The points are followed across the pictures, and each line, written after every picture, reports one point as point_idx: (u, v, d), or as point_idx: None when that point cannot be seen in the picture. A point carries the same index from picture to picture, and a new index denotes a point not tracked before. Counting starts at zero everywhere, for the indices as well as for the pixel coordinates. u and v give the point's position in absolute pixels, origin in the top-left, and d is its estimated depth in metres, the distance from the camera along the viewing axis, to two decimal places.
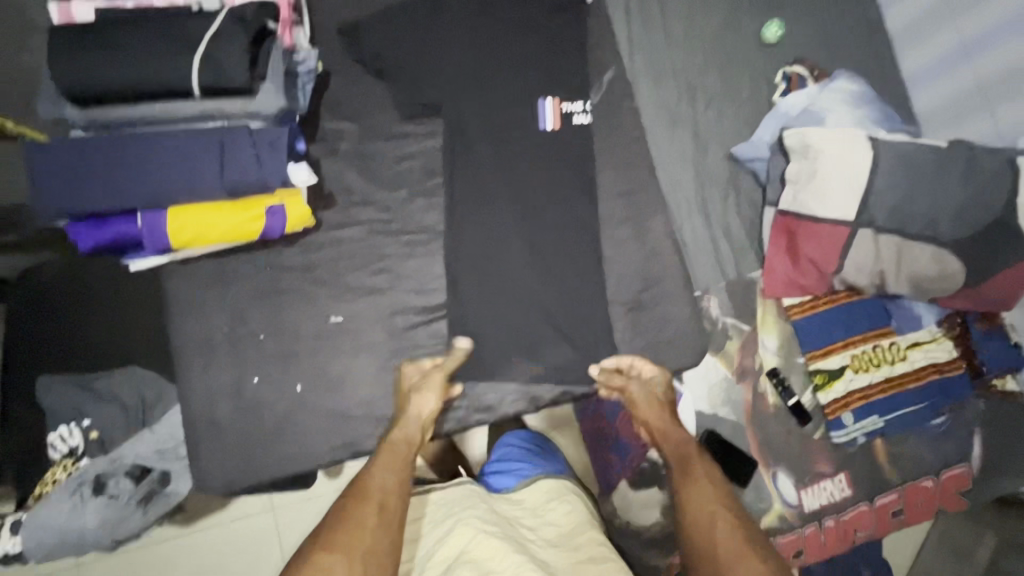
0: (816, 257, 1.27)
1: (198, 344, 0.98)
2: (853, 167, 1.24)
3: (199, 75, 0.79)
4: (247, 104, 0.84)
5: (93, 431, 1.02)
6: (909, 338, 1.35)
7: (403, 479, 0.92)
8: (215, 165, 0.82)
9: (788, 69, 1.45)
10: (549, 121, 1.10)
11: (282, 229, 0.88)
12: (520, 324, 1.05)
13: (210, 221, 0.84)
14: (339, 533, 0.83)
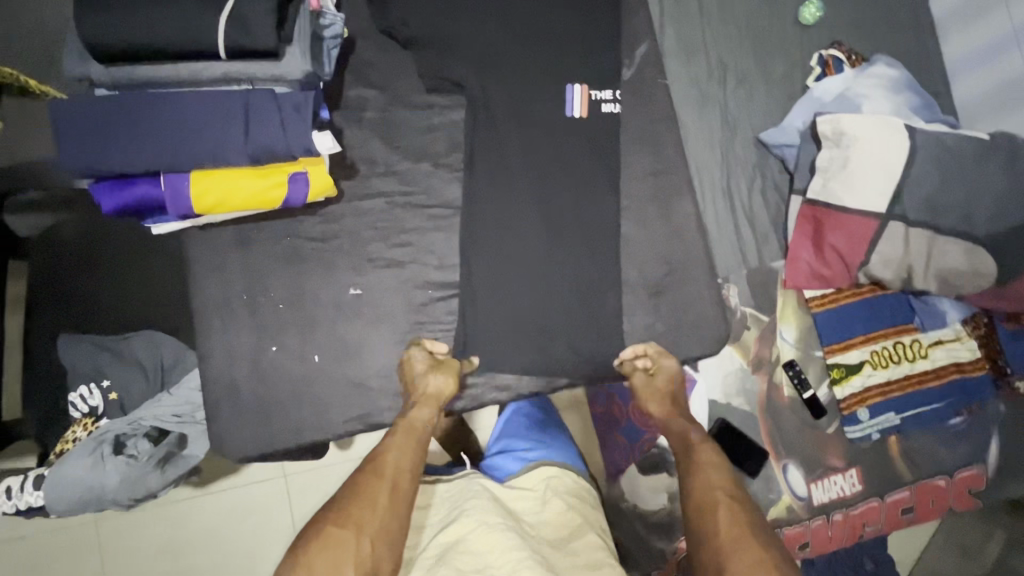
0: (841, 248, 1.23)
1: (217, 309, 0.99)
2: (887, 155, 1.19)
3: (227, 35, 0.77)
4: (273, 67, 0.82)
5: (112, 393, 1.04)
6: (932, 336, 1.33)
7: (413, 461, 0.93)
8: (241, 126, 0.81)
9: (823, 53, 1.40)
10: (577, 108, 1.06)
11: (304, 197, 0.88)
12: (539, 304, 1.04)
13: (236, 186, 0.84)
14: (353, 510, 0.84)
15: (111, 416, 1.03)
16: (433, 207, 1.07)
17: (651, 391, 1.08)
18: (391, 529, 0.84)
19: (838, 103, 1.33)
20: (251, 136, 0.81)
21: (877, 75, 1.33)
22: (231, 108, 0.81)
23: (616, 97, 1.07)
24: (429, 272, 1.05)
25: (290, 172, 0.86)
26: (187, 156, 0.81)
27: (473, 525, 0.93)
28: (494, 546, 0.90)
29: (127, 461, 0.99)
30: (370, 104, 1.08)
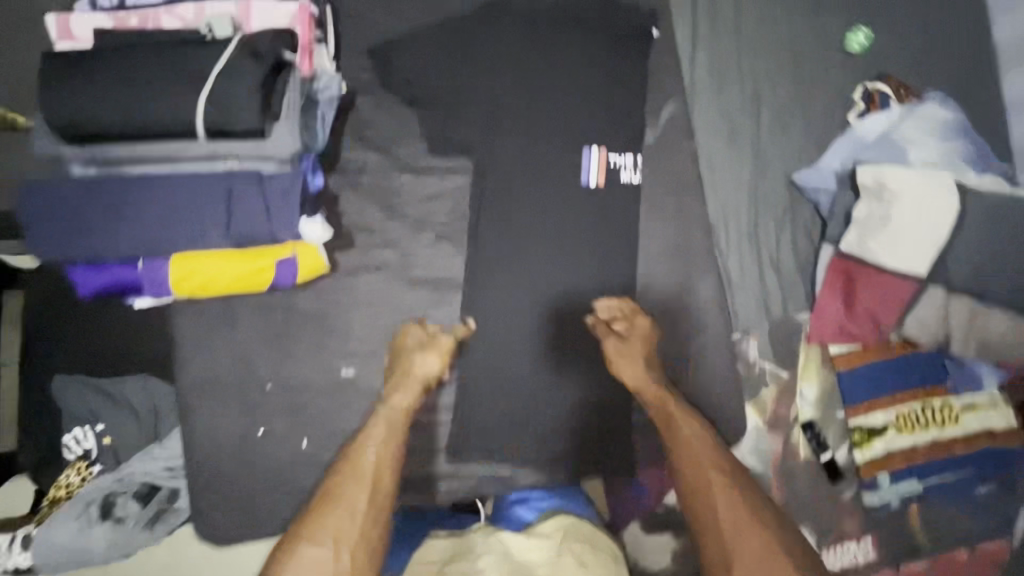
0: (872, 307, 1.18)
1: (211, 385, 0.99)
2: (932, 220, 1.10)
3: (206, 119, 0.83)
4: (259, 146, 0.88)
5: (106, 437, 1.02)
6: (965, 400, 1.25)
7: (391, 460, 0.89)
8: (224, 213, 0.88)
9: (869, 86, 1.28)
10: (593, 177, 1.03)
11: (294, 277, 0.94)
12: (534, 376, 1.03)
13: (220, 270, 0.90)
14: (324, 521, 0.81)
15: (104, 463, 1.01)
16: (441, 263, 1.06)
17: (628, 358, 1.02)
18: (369, 536, 0.82)
19: (880, 145, 1.23)
20: (234, 222, 0.88)
21: (925, 116, 1.23)
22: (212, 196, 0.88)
23: (636, 165, 1.06)
24: (432, 328, 1.04)
25: (279, 256, 0.92)
26: (169, 239, 0.88)
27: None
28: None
29: (114, 526, 0.96)
30: (370, 165, 1.07)
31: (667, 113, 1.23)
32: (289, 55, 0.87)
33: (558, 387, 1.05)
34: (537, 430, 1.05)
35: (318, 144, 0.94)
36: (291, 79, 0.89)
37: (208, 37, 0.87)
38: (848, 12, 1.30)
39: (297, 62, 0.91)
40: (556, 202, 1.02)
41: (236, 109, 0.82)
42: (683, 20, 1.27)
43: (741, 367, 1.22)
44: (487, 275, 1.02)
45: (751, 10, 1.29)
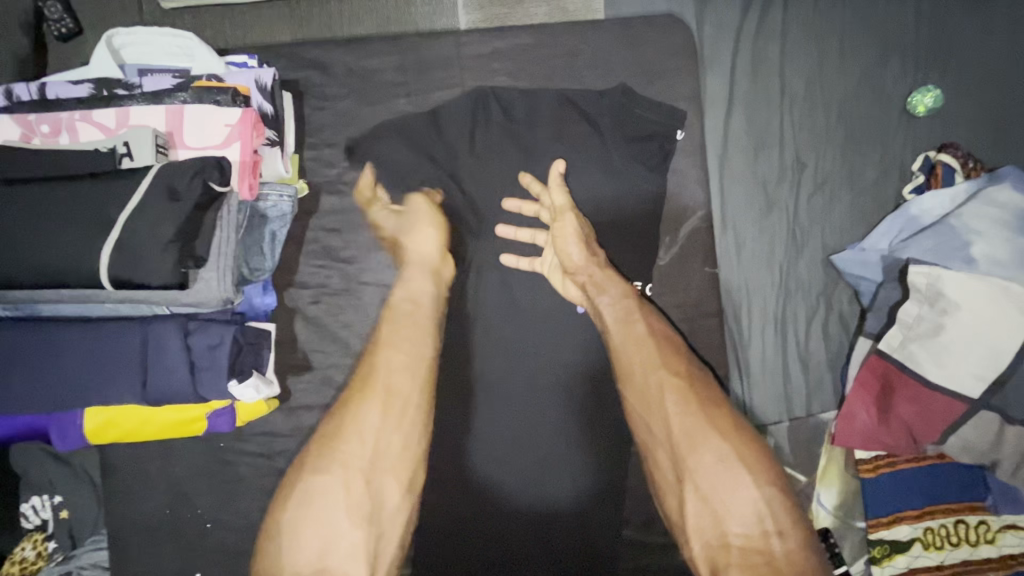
0: (912, 422, 1.00)
1: (171, 483, 0.99)
2: (994, 335, 0.95)
3: (109, 267, 0.77)
4: (184, 295, 0.81)
5: (63, 510, 0.96)
6: (1005, 519, 1.07)
7: (414, 376, 0.99)
8: (139, 373, 0.83)
9: (931, 156, 1.12)
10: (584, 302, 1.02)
11: (231, 423, 0.94)
12: (529, 430, 0.99)
13: (149, 415, 0.91)
14: (349, 446, 0.97)
15: (59, 541, 0.96)
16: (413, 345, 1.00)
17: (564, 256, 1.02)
18: (386, 455, 0.97)
19: (938, 230, 1.03)
20: (151, 381, 0.83)
21: (997, 200, 1.03)
22: (129, 354, 0.83)
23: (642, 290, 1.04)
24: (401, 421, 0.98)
25: (215, 406, 0.93)
26: (79, 393, 0.84)
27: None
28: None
29: None
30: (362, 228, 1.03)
31: (685, 233, 1.08)
32: (217, 186, 0.82)
33: (564, 346, 1.01)
34: (537, 379, 1.00)
35: (265, 271, 0.93)
36: (220, 214, 0.84)
37: (122, 161, 0.83)
38: (914, 70, 1.14)
39: (237, 187, 0.87)
40: (563, 308, 1.02)
41: (146, 264, 0.77)
42: (719, 78, 1.13)
43: None
44: (491, 367, 1.00)
45: (800, 66, 1.13)
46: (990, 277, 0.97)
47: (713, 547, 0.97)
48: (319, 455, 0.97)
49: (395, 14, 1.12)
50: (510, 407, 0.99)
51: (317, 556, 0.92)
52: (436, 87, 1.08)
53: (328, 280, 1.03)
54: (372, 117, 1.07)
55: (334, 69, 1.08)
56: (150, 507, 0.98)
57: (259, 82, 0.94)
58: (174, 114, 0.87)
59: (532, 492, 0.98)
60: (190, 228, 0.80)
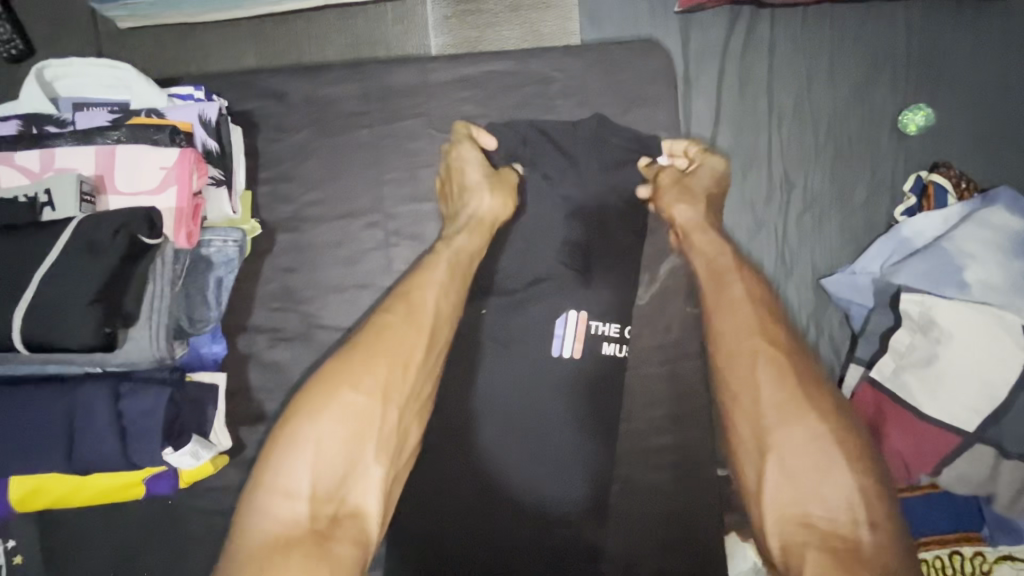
0: (907, 454, 0.96)
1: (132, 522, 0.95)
2: (990, 366, 0.91)
3: (26, 327, 0.73)
4: (113, 356, 0.78)
5: (18, 554, 0.94)
6: (1001, 551, 1.04)
7: (452, 316, 0.92)
8: (64, 436, 0.79)
9: (924, 176, 1.09)
10: (568, 350, 0.95)
11: (174, 486, 0.90)
12: (534, 425, 0.94)
13: (81, 481, 0.86)
14: (379, 356, 0.85)
15: None
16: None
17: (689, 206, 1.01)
18: (416, 357, 0.87)
19: (932, 253, 1.00)
20: (78, 451, 0.80)
21: (992, 223, 1.00)
22: (54, 415, 0.79)
23: (621, 334, 0.97)
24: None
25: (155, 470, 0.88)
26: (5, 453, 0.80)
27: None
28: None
29: None
30: (333, 253, 1.02)
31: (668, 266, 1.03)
32: (146, 238, 0.78)
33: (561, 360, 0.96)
34: (552, 381, 0.95)
35: (209, 322, 0.89)
36: (154, 267, 0.80)
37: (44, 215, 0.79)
38: (904, 88, 1.10)
39: (171, 236, 0.83)
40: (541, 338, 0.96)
41: (69, 326, 0.73)
42: (704, 98, 1.10)
43: None
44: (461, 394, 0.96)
45: (788, 85, 1.10)
46: (984, 305, 0.93)
47: (790, 523, 0.80)
48: (345, 359, 0.86)
49: (365, 31, 1.08)
50: (529, 419, 0.94)
51: (332, 470, 0.77)
52: (411, 110, 1.04)
53: (299, 308, 1.00)
54: (344, 140, 1.03)
55: (305, 91, 1.04)
56: (112, 548, 0.95)
57: (203, 118, 0.90)
58: (105, 156, 0.84)
59: (524, 525, 0.94)
60: (114, 284, 0.76)
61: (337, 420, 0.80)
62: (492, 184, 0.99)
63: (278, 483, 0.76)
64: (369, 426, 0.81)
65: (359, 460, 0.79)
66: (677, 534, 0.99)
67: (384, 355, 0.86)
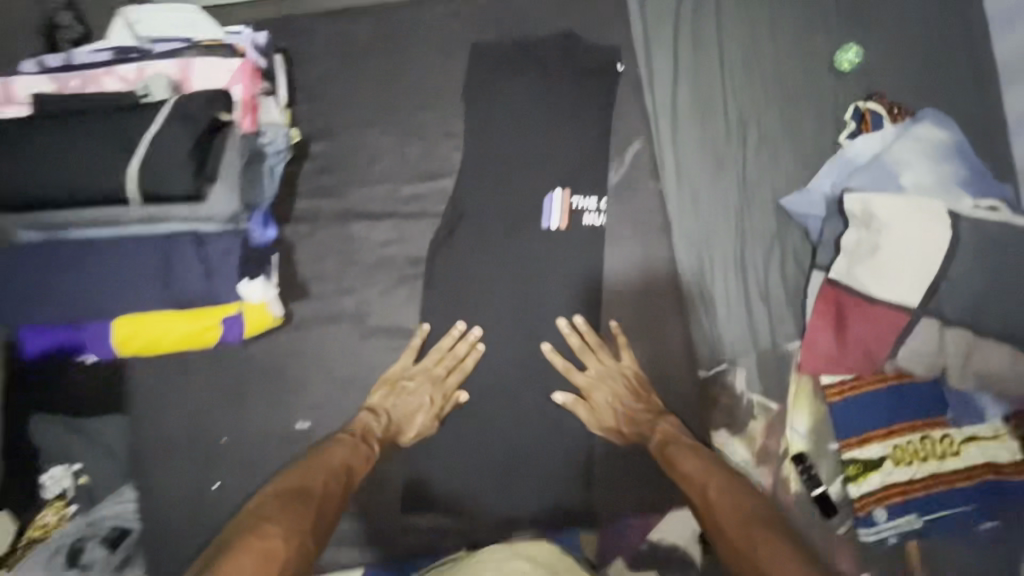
0: (866, 339, 1.10)
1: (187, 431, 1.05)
2: (929, 250, 1.05)
3: (137, 179, 0.86)
4: (197, 208, 0.91)
5: (83, 476, 1.01)
6: (965, 432, 1.18)
7: (365, 459, 1.01)
8: (162, 274, 0.93)
9: (860, 106, 1.23)
10: (554, 222, 1.13)
11: (240, 334, 1.02)
12: (515, 463, 1.06)
13: (168, 326, 0.98)
14: (313, 491, 0.91)
15: (80, 504, 1.00)
16: (400, 303, 1.11)
17: (604, 382, 1.07)
18: (326, 504, 0.91)
19: (872, 166, 1.15)
20: (171, 282, 0.93)
21: (920, 137, 1.16)
22: (151, 256, 0.93)
23: (598, 207, 1.15)
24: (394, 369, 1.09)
25: (223, 317, 0.99)
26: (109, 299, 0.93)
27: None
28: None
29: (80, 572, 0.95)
30: (345, 202, 1.15)
31: (633, 153, 1.21)
32: (222, 117, 0.92)
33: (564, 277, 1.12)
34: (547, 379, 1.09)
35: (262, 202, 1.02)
36: (230, 139, 0.94)
37: (141, 98, 0.94)
38: (835, 33, 1.27)
39: (238, 120, 0.98)
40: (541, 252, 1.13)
41: (169, 173, 0.87)
42: (663, 55, 1.26)
43: (726, 401, 1.18)
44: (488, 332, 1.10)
45: (733, 39, 1.27)
46: (918, 200, 1.08)
47: None
48: (280, 502, 0.88)
49: (365, 14, 1.25)
50: (529, 350, 1.09)
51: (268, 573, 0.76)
52: (409, 75, 1.21)
53: (318, 252, 1.13)
54: (353, 104, 1.20)
55: (315, 62, 1.21)
56: (171, 469, 1.03)
57: (255, 44, 1.04)
58: (184, 64, 0.98)
59: (529, 426, 1.07)
60: (202, 149, 0.90)
61: (279, 537, 0.81)
62: (432, 367, 1.07)
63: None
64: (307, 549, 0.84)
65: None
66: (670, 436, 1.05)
67: (315, 503, 0.90)
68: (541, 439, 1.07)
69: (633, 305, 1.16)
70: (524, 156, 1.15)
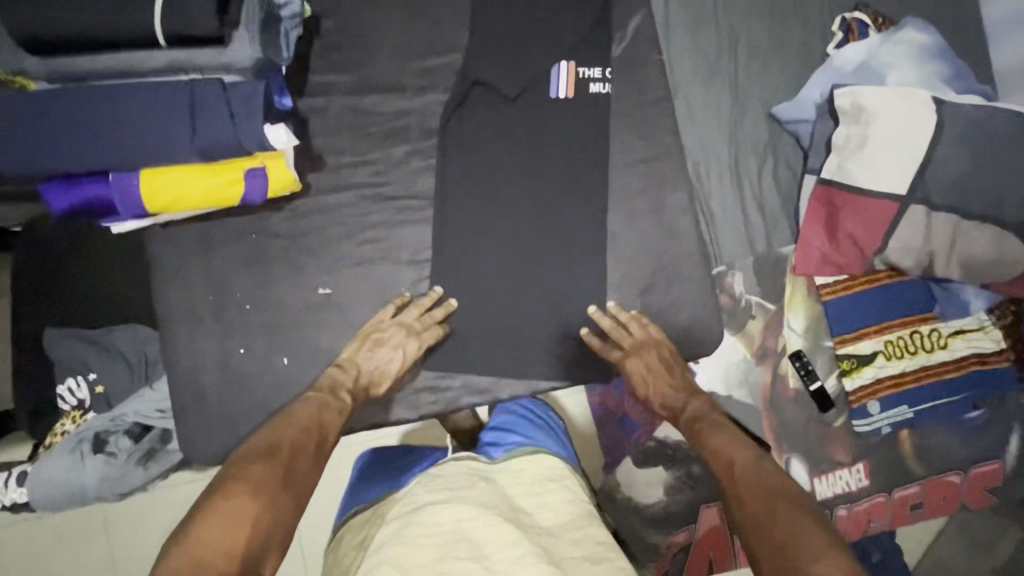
0: (857, 233, 1.15)
1: (180, 331, 0.98)
2: (913, 141, 1.11)
3: (162, 18, 0.71)
4: (220, 55, 0.77)
5: (99, 386, 0.98)
6: (952, 325, 1.22)
7: (341, 417, 0.88)
8: (187, 122, 0.77)
9: (847, 16, 1.27)
10: (562, 90, 1.06)
11: (264, 192, 0.85)
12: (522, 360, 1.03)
13: (188, 183, 0.82)
14: (286, 454, 0.79)
15: (97, 411, 0.97)
16: (405, 199, 1.04)
17: (636, 357, 1.01)
18: (307, 454, 0.81)
19: (859, 72, 1.21)
20: (199, 131, 0.78)
21: (903, 41, 1.21)
22: (175, 103, 0.77)
23: (604, 76, 1.07)
24: (401, 271, 1.02)
25: (247, 168, 0.83)
26: (129, 159, 0.79)
27: (463, 517, 0.78)
28: (492, 537, 0.75)
29: (107, 459, 0.95)
30: (338, 89, 1.05)
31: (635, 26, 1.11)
32: None
33: None
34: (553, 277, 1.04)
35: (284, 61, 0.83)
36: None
37: None
38: None
39: None
40: (548, 146, 1.05)
41: (191, 9, 0.71)
42: None
43: (727, 301, 1.21)
44: None
45: None
46: (903, 94, 1.13)
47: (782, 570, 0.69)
48: (248, 462, 0.76)
49: None
50: (541, 244, 1.04)
51: (254, 534, 0.66)
52: None
53: (312, 146, 1.03)
54: None
55: None
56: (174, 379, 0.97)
57: None
58: None
59: (543, 321, 1.03)
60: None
61: (249, 496, 0.70)
62: (412, 324, 0.98)
63: (196, 548, 0.62)
64: (281, 522, 0.70)
65: (270, 539, 0.67)
66: (676, 328, 1.06)
67: (284, 459, 0.78)
68: (554, 338, 1.04)
69: (656, 199, 1.07)
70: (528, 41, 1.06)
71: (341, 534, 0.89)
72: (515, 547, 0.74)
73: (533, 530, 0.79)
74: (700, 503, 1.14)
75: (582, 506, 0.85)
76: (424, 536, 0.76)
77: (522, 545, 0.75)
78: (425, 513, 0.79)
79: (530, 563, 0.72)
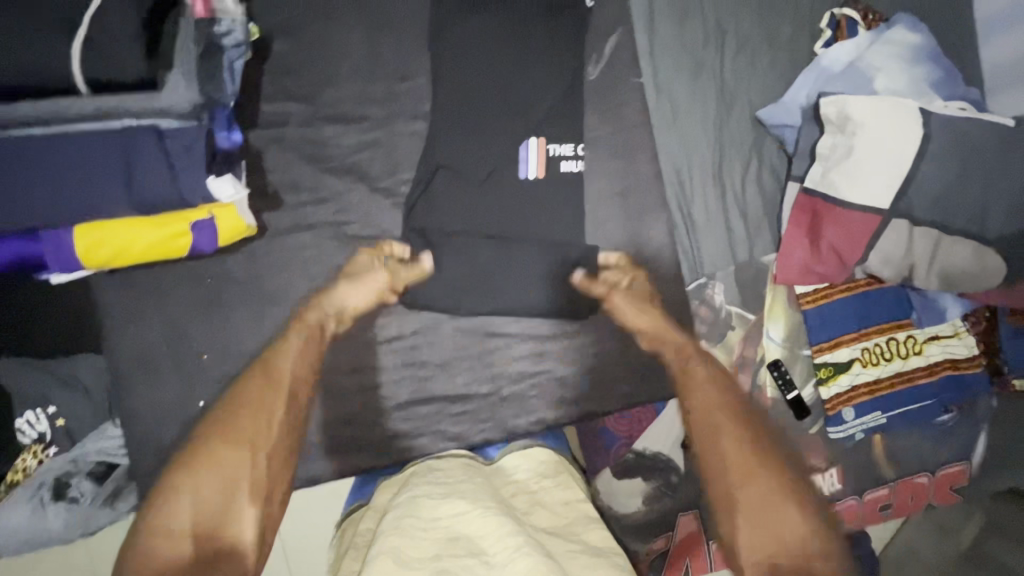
0: (841, 245, 1.12)
1: (140, 364, 0.95)
2: (900, 147, 1.08)
3: (86, 70, 0.75)
4: (153, 99, 0.78)
5: (61, 418, 0.91)
6: (928, 332, 1.22)
7: (310, 369, 0.95)
8: (120, 179, 0.78)
9: (838, 11, 1.21)
10: (532, 170, 1.00)
11: (214, 243, 0.88)
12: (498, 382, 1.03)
13: (130, 236, 0.83)
14: (240, 425, 0.86)
15: (61, 445, 0.91)
16: (370, 237, 1.01)
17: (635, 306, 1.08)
18: (274, 415, 0.89)
19: (848, 71, 1.15)
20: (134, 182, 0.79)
21: (895, 40, 1.16)
22: (108, 159, 0.77)
23: (576, 152, 1.01)
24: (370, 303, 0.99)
25: (194, 221, 0.85)
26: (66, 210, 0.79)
27: (462, 513, 0.76)
28: (490, 529, 0.72)
29: (69, 506, 0.92)
30: (293, 119, 1.02)
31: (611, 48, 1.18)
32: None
33: None
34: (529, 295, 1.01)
35: (227, 100, 0.85)
36: (183, 27, 0.82)
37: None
38: None
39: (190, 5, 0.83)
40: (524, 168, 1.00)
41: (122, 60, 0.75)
42: None
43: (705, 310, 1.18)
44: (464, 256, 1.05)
45: None
46: (891, 101, 1.10)
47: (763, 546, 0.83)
48: (220, 432, 0.86)
49: None
50: (513, 263, 1.00)
51: (214, 501, 0.77)
52: None
53: (266, 182, 1.00)
54: None
55: None
56: (134, 421, 0.93)
57: None
58: None
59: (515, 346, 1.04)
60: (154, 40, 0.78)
61: (227, 450, 0.83)
62: (371, 287, 0.98)
63: (176, 522, 0.75)
64: (239, 481, 0.80)
65: (232, 499, 0.78)
66: None
67: (248, 438, 0.85)
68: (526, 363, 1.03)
69: None
70: (500, 52, 1.00)
71: (344, 528, 0.91)
72: (516, 536, 0.70)
73: (534, 526, 0.77)
74: (676, 511, 1.12)
75: (575, 510, 0.84)
76: (422, 529, 0.74)
77: (523, 536, 0.71)
78: (423, 507, 0.77)
79: (527, 553, 0.67)
